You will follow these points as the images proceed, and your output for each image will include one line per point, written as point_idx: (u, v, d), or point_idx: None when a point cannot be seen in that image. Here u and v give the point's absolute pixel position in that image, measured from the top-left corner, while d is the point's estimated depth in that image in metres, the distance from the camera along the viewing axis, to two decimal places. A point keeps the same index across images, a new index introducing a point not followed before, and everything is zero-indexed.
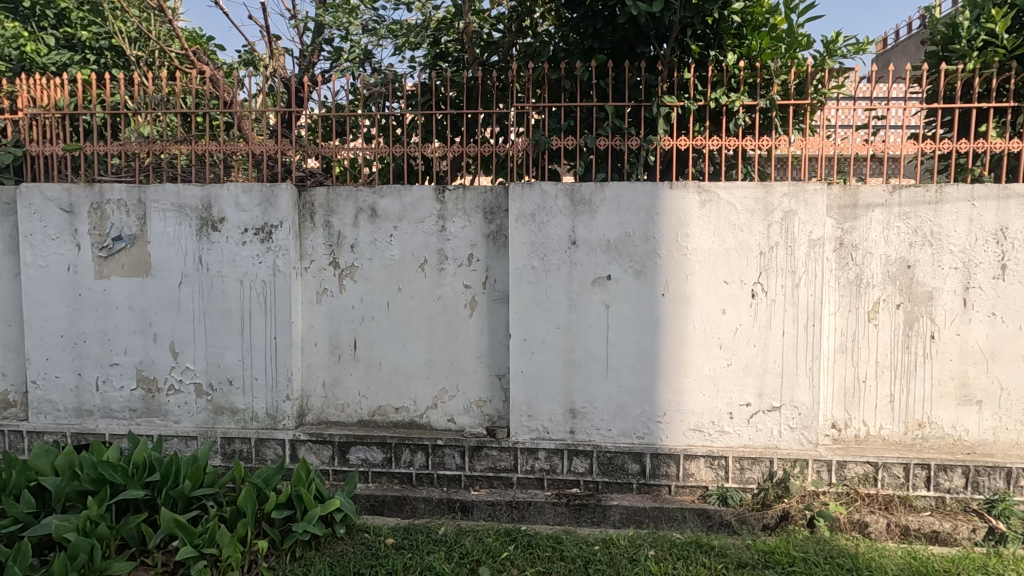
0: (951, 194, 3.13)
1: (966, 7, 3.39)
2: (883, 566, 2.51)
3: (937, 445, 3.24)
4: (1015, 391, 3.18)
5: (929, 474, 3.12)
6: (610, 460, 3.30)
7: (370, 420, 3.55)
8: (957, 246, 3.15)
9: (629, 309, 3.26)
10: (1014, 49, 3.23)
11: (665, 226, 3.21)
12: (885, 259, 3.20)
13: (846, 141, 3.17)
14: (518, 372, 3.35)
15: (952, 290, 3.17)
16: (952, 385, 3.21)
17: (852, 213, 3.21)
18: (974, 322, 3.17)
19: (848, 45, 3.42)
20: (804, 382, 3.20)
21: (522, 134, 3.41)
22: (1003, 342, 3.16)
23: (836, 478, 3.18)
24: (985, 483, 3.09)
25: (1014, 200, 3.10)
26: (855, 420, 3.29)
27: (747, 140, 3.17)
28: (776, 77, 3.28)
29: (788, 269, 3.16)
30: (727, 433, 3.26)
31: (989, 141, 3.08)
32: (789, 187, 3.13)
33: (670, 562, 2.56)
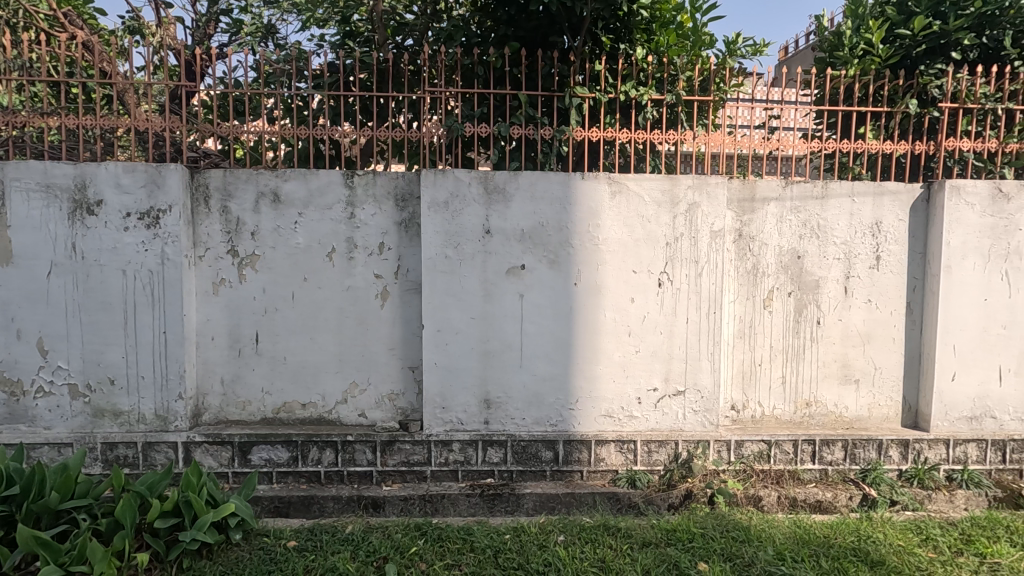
0: (835, 190, 3.39)
1: (848, 18, 3.68)
2: (772, 536, 2.67)
3: (822, 421, 3.52)
4: (887, 370, 3.51)
5: (814, 449, 3.38)
6: (524, 449, 3.32)
7: (275, 417, 3.36)
8: (840, 239, 3.42)
9: (543, 298, 3.28)
10: (887, 59, 3.54)
11: (578, 216, 3.25)
12: (778, 250, 3.42)
13: (746, 138, 3.37)
14: (431, 363, 3.28)
15: (835, 279, 3.44)
16: (835, 366, 3.50)
17: (750, 206, 3.40)
18: (853, 308, 3.46)
19: (747, 46, 3.61)
20: (706, 366, 3.36)
21: (434, 120, 3.33)
22: (877, 326, 3.48)
23: (734, 456, 3.37)
24: (861, 455, 3.38)
25: (887, 197, 3.40)
26: (751, 401, 3.50)
27: (654, 134, 3.27)
28: (681, 73, 3.35)
29: (691, 259, 3.30)
30: (635, 417, 3.37)
31: (866, 142, 3.35)
32: (693, 180, 3.26)
33: (578, 546, 2.60)
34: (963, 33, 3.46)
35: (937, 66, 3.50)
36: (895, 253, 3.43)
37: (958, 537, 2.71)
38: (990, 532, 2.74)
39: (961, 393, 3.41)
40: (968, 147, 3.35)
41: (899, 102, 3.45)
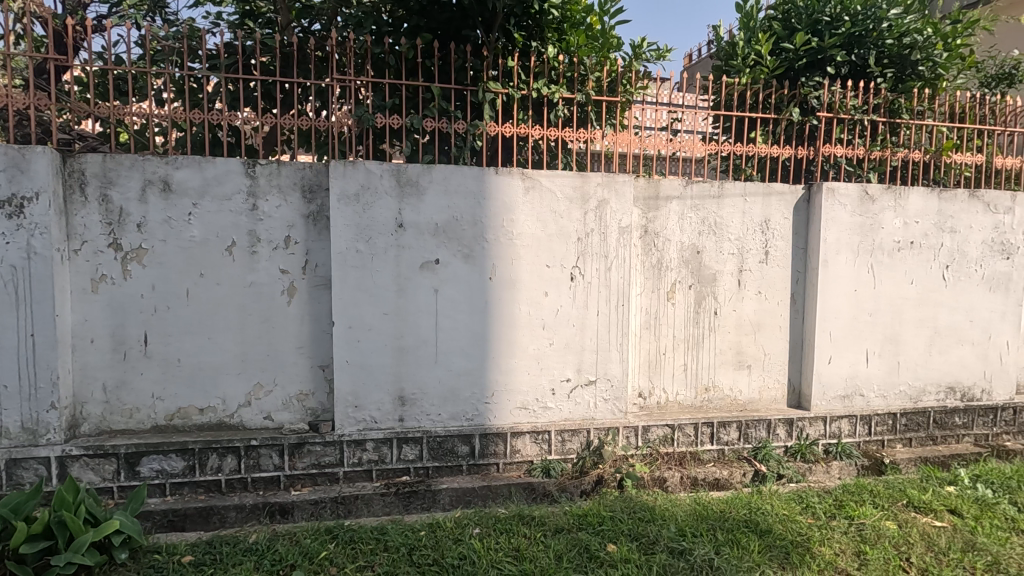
0: (730, 190, 3.65)
1: (742, 30, 4.05)
2: (675, 514, 2.84)
3: (719, 405, 3.79)
4: (775, 355, 3.83)
5: (713, 431, 3.62)
6: (440, 444, 3.30)
7: (168, 425, 3.11)
8: (734, 235, 3.69)
9: (457, 292, 3.26)
10: (773, 70, 3.87)
11: (492, 210, 3.26)
12: (680, 246, 3.63)
13: (650, 139, 3.59)
14: (342, 361, 3.17)
15: (730, 273, 3.71)
16: (730, 353, 3.77)
17: (654, 204, 3.58)
18: (746, 299, 3.75)
19: (652, 51, 3.77)
20: (615, 356, 3.51)
21: (344, 109, 3.21)
22: (766, 316, 3.79)
23: (642, 441, 3.55)
24: (753, 434, 3.67)
25: (774, 198, 3.71)
26: (657, 388, 3.70)
27: (566, 132, 3.37)
28: (590, 73, 3.48)
29: (601, 254, 3.42)
30: (549, 408, 3.45)
31: (757, 146, 3.66)
32: (602, 178, 3.38)
33: (493, 537, 2.63)
34: (836, 50, 3.85)
35: (815, 78, 3.88)
36: (781, 249, 3.76)
37: (833, 503, 3.02)
38: (858, 497, 3.08)
39: (836, 373, 3.81)
40: (840, 153, 3.75)
41: (783, 110, 3.78)
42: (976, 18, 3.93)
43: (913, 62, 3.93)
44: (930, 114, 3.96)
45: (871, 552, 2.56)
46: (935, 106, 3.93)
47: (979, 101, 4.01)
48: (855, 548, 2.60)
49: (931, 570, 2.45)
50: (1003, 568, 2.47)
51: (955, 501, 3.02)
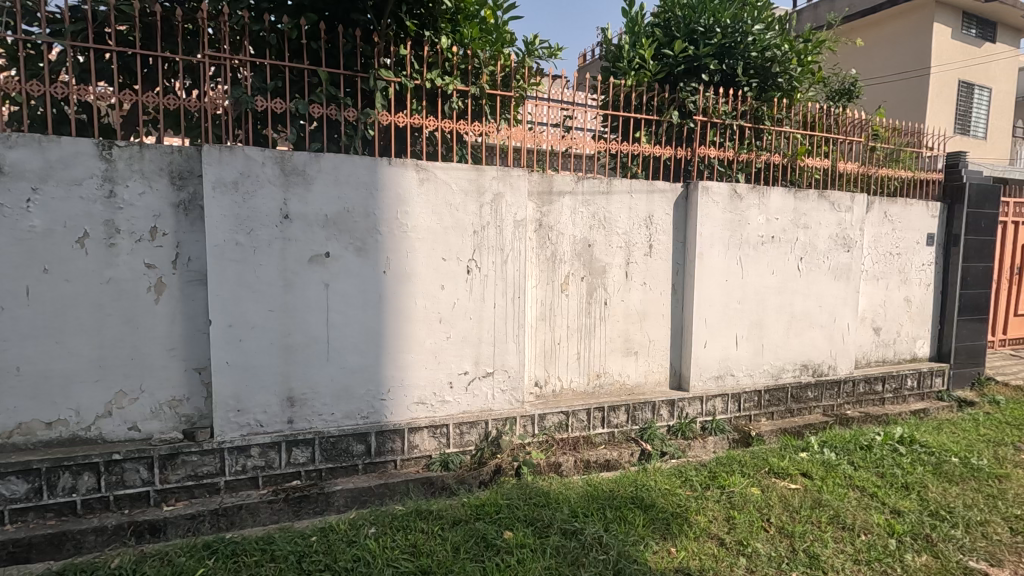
0: (617, 187, 3.85)
1: (628, 34, 4.34)
2: (568, 497, 2.95)
3: (610, 390, 4.00)
4: (659, 341, 4.11)
5: (604, 415, 3.81)
6: (333, 445, 3.18)
7: (5, 443, 2.71)
8: (622, 229, 3.89)
9: (350, 287, 3.14)
10: (655, 75, 4.19)
11: (385, 202, 3.17)
12: (572, 239, 3.77)
13: (544, 135, 3.67)
14: (222, 363, 2.94)
15: (618, 265, 3.91)
16: (619, 341, 3.99)
17: (548, 198, 3.68)
18: (633, 290, 3.98)
19: (544, 48, 3.85)
20: (511, 347, 3.57)
21: (218, 89, 2.96)
22: (651, 305, 4.05)
23: (538, 429, 3.65)
24: (640, 416, 3.92)
25: (657, 195, 3.96)
26: (552, 376, 3.83)
27: (462, 124, 3.39)
28: (484, 67, 3.50)
29: (497, 247, 3.46)
30: (447, 401, 3.45)
31: (641, 146, 3.89)
32: (497, 171, 3.42)
33: (389, 535, 2.58)
34: (709, 58, 4.20)
35: (692, 84, 4.20)
36: (663, 242, 4.03)
37: (707, 475, 3.31)
38: (728, 468, 3.40)
39: (711, 356, 4.16)
40: (713, 154, 4.08)
41: (664, 112, 4.06)
42: (823, 40, 4.46)
43: (773, 74, 4.36)
44: (788, 122, 4.43)
45: (738, 516, 2.84)
46: (791, 115, 4.41)
47: (825, 112, 4.57)
48: (726, 514, 2.88)
49: (786, 527, 2.77)
50: (842, 520, 2.85)
51: (806, 465, 3.43)
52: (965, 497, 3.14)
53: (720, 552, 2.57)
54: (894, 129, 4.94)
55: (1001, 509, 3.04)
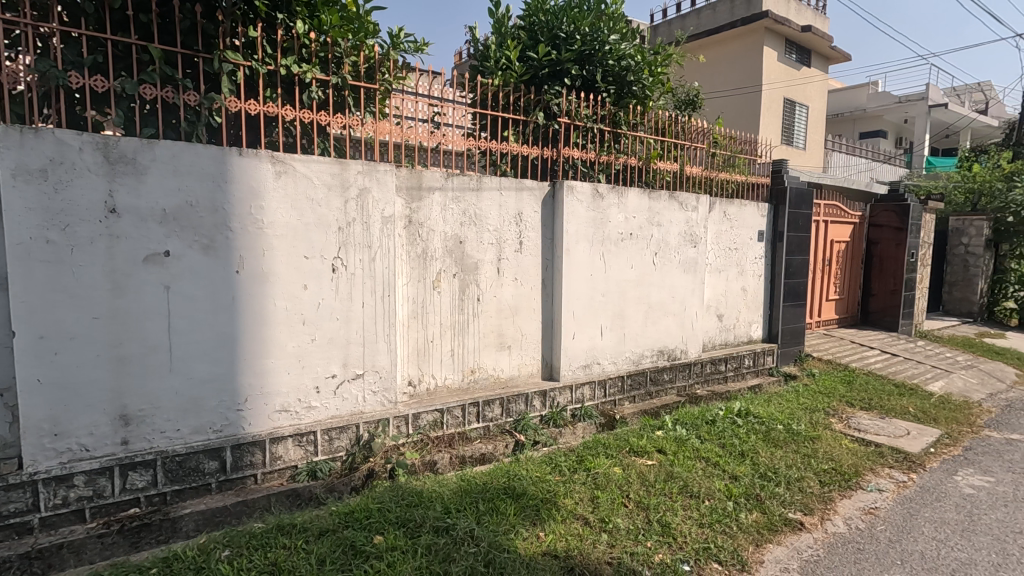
0: (487, 184, 3.91)
1: (494, 35, 4.48)
2: (441, 495, 2.94)
3: (484, 384, 4.06)
4: (531, 334, 4.25)
5: (478, 409, 3.85)
6: (180, 465, 2.86)
7: None
8: (492, 226, 3.96)
9: (196, 289, 2.85)
10: (521, 76, 4.36)
11: (236, 195, 2.92)
12: (443, 236, 3.76)
13: (413, 131, 3.63)
14: (33, 380, 2.52)
15: (489, 261, 3.97)
16: (492, 336, 4.06)
17: (417, 194, 3.62)
18: (504, 285, 4.07)
19: (410, 42, 3.78)
20: (382, 347, 3.48)
21: (18, 60, 2.52)
22: (522, 300, 4.17)
23: (412, 429, 3.59)
24: (514, 408, 4.02)
25: (526, 193, 4.09)
26: (426, 374, 3.79)
27: (322, 115, 3.23)
28: (346, 57, 3.36)
29: (364, 243, 3.34)
30: (313, 407, 3.28)
31: (509, 145, 4.00)
32: (362, 166, 3.30)
33: (246, 556, 2.39)
34: (571, 64, 4.44)
35: (556, 86, 4.39)
36: (532, 239, 4.16)
37: (575, 460, 3.49)
38: (594, 451, 3.62)
39: (578, 347, 4.40)
40: (576, 155, 4.31)
41: (530, 113, 4.22)
42: (670, 53, 4.86)
43: (629, 82, 4.67)
44: (642, 127, 4.81)
45: (602, 495, 3.03)
46: (645, 120, 4.79)
47: (674, 120, 5.02)
48: (591, 494, 3.06)
49: (643, 501, 3.01)
50: (690, 489, 3.15)
51: (662, 442, 3.76)
52: (787, 459, 3.63)
53: (585, 531, 2.72)
54: (730, 138, 5.56)
55: (813, 466, 3.57)
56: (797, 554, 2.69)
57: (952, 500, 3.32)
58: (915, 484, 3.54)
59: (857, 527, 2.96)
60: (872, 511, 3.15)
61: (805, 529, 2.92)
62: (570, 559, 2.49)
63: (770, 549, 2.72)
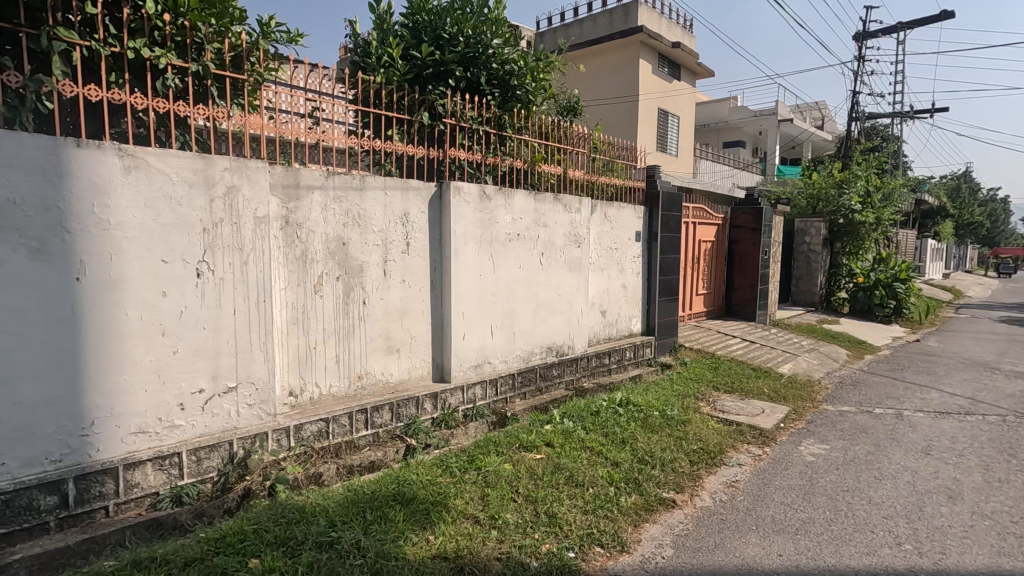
0: (370, 184, 3.79)
1: (376, 32, 4.42)
2: (325, 508, 2.81)
3: (373, 390, 3.94)
4: (420, 337, 4.20)
5: (367, 416, 3.73)
6: (6, 504, 2.47)
7: None
8: (377, 227, 3.85)
9: (24, 299, 2.46)
10: (404, 75, 4.31)
11: (73, 192, 2.57)
12: (325, 237, 3.59)
13: (289, 126, 3.44)
14: None
15: (375, 263, 3.86)
16: (379, 340, 3.95)
17: (295, 194, 3.43)
18: (391, 288, 3.98)
19: (282, 32, 3.57)
20: (258, 357, 3.25)
21: None
22: (411, 302, 4.10)
23: (294, 441, 3.39)
24: (404, 412, 3.94)
25: (412, 193, 4.03)
26: (308, 384, 3.60)
27: (180, 105, 2.93)
28: (207, 43, 3.10)
29: (234, 246, 3.10)
30: (178, 426, 2.98)
31: (393, 144, 3.92)
32: (230, 162, 3.05)
33: None
34: (454, 65, 4.46)
35: (440, 87, 4.39)
36: (420, 240, 4.11)
37: (466, 460, 3.51)
38: (485, 450, 3.66)
39: (469, 347, 4.42)
40: (463, 157, 4.34)
41: (415, 113, 4.17)
42: (552, 61, 5.03)
43: (513, 86, 4.78)
44: (526, 131, 4.95)
45: (492, 493, 3.08)
46: (529, 124, 4.93)
47: (557, 125, 5.23)
48: (481, 492, 3.09)
49: (531, 494, 3.10)
50: (575, 478, 3.30)
51: (550, 436, 3.89)
52: (662, 443, 3.92)
53: (475, 529, 2.75)
54: (609, 144, 5.90)
55: (685, 447, 3.89)
56: (669, 530, 2.92)
57: (797, 468, 3.79)
58: (768, 456, 4.00)
59: (721, 500, 3.28)
60: (733, 484, 3.50)
61: (677, 506, 3.18)
62: (460, 559, 2.50)
63: (646, 528, 2.94)
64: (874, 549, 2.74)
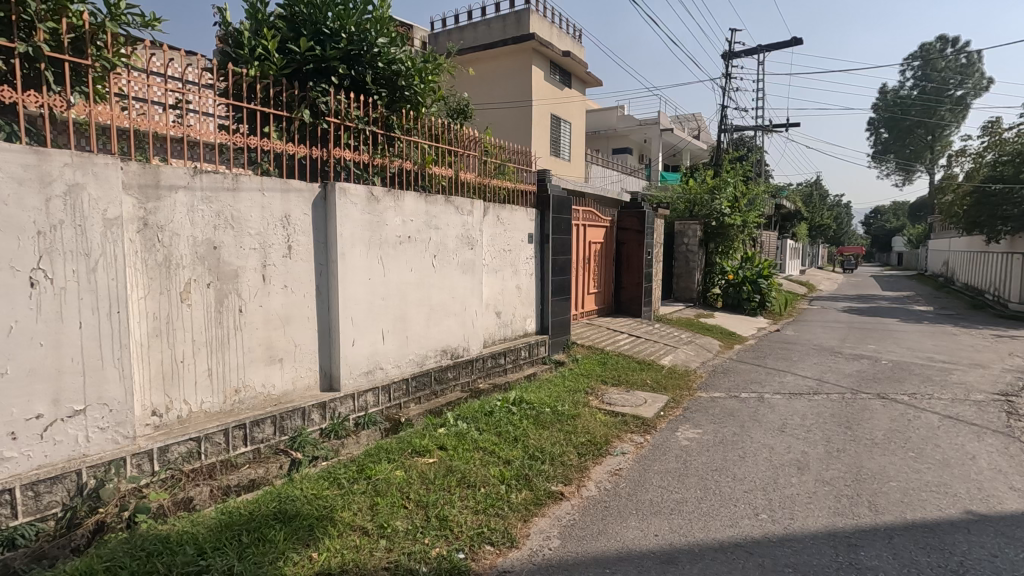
0: (245, 183, 3.55)
1: (249, 21, 4.15)
2: (194, 536, 2.58)
3: (252, 403, 3.69)
4: (305, 345, 3.99)
5: (246, 432, 3.48)
6: None
7: None
8: (254, 230, 3.61)
9: None
10: (282, 69, 4.09)
11: None
12: (192, 241, 3.31)
13: (146, 117, 3.12)
14: None
15: (253, 268, 3.62)
16: (259, 350, 3.71)
17: (154, 193, 3.12)
18: (272, 294, 3.75)
19: (135, 14, 3.24)
20: (112, 375, 2.91)
21: None
22: (293, 308, 3.89)
23: (159, 465, 3.08)
24: (288, 425, 3.73)
25: (292, 194, 3.82)
26: (175, 401, 3.29)
27: (5, 90, 2.55)
28: (39, 22, 2.74)
29: (79, 252, 2.76)
30: (9, 459, 2.59)
31: (270, 141, 3.70)
32: (71, 157, 2.72)
33: None
34: (337, 62, 4.30)
35: (321, 84, 4.22)
36: (303, 243, 3.91)
37: (355, 469, 3.41)
38: (376, 458, 3.57)
39: (359, 353, 4.29)
40: (348, 157, 4.21)
41: (294, 110, 3.96)
42: (440, 63, 5.00)
43: (400, 86, 4.70)
44: (415, 133, 4.90)
45: (381, 501, 3.01)
46: (418, 126, 4.88)
47: (447, 127, 5.23)
48: (370, 502, 3.01)
49: (422, 499, 3.07)
50: (467, 479, 3.32)
51: (443, 439, 3.88)
52: (552, 437, 4.06)
53: (362, 541, 2.67)
54: (499, 147, 5.99)
55: (574, 440, 4.06)
56: (557, 521, 3.04)
57: (673, 452, 4.10)
58: (649, 443, 4.28)
59: (605, 488, 3.47)
60: (617, 472, 3.71)
61: (564, 498, 3.31)
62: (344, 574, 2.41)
63: (535, 522, 3.02)
64: (735, 520, 3.04)
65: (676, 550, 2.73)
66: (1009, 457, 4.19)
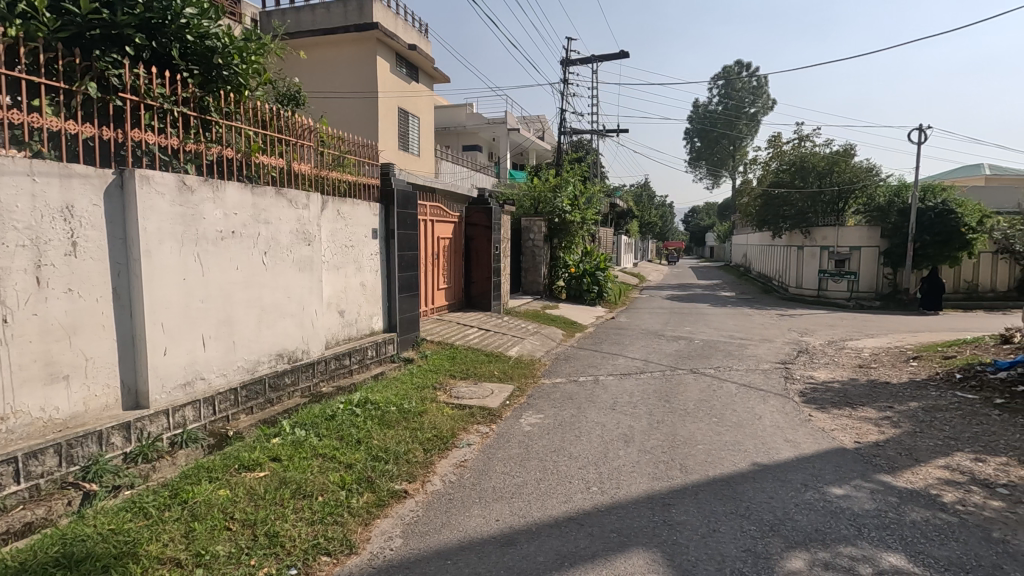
0: (7, 166, 2.91)
1: None
2: None
3: (26, 433, 3.02)
4: (99, 358, 3.39)
5: (17, 466, 2.87)
6: None
7: None
8: (21, 223, 2.97)
9: None
10: (56, 31, 3.42)
11: None
12: None
13: None
14: None
15: (21, 269, 2.98)
16: (34, 367, 3.05)
17: None
18: (50, 299, 3.11)
19: None
20: None
21: None
22: (81, 315, 3.28)
23: None
24: (79, 453, 3.16)
25: (76, 180, 3.23)
26: None
27: None
28: None
29: None
30: None
31: (43, 117, 3.09)
32: None
33: None
34: (132, 30, 3.72)
35: (112, 55, 3.63)
36: (93, 239, 3.33)
37: (167, 495, 3.00)
38: (194, 479, 3.19)
39: (173, 364, 3.79)
40: (152, 140, 3.68)
41: (76, 82, 3.35)
42: (264, 42, 4.60)
43: (215, 65, 4.24)
44: (237, 117, 4.45)
45: (199, 526, 2.69)
46: (240, 110, 4.44)
47: (274, 113, 4.83)
48: (186, 529, 2.68)
49: (249, 517, 2.81)
50: (302, 490, 3.11)
51: (277, 450, 3.60)
52: (398, 436, 3.99)
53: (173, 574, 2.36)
54: (337, 138, 5.70)
55: (419, 437, 4.02)
56: (400, 520, 2.99)
57: (516, 438, 4.27)
58: (493, 433, 4.41)
59: (450, 481, 3.49)
60: (462, 464, 3.76)
61: (408, 496, 3.27)
62: None
63: (377, 524, 2.95)
64: (570, 496, 3.26)
65: (515, 531, 2.85)
66: (785, 414, 5.06)
